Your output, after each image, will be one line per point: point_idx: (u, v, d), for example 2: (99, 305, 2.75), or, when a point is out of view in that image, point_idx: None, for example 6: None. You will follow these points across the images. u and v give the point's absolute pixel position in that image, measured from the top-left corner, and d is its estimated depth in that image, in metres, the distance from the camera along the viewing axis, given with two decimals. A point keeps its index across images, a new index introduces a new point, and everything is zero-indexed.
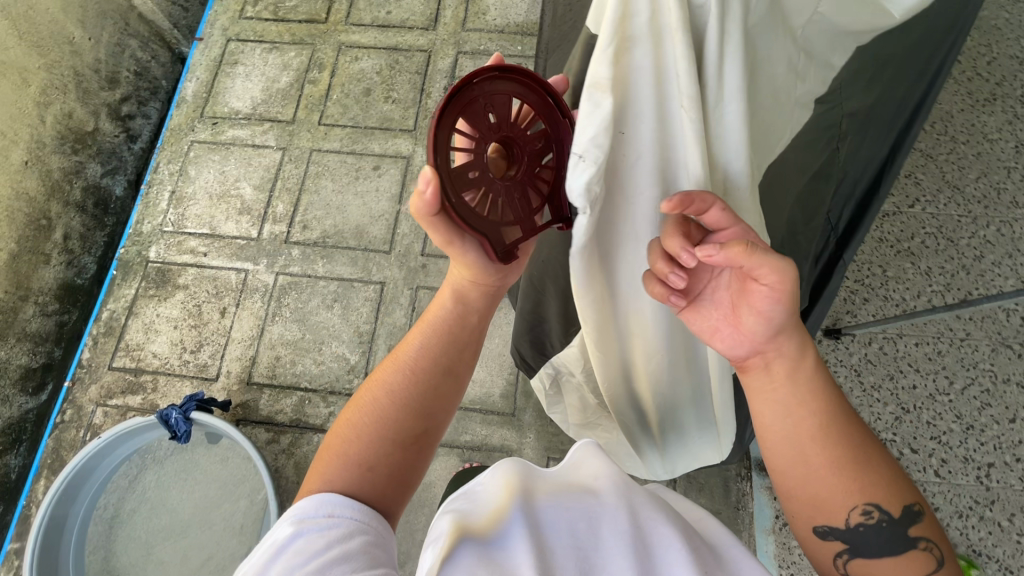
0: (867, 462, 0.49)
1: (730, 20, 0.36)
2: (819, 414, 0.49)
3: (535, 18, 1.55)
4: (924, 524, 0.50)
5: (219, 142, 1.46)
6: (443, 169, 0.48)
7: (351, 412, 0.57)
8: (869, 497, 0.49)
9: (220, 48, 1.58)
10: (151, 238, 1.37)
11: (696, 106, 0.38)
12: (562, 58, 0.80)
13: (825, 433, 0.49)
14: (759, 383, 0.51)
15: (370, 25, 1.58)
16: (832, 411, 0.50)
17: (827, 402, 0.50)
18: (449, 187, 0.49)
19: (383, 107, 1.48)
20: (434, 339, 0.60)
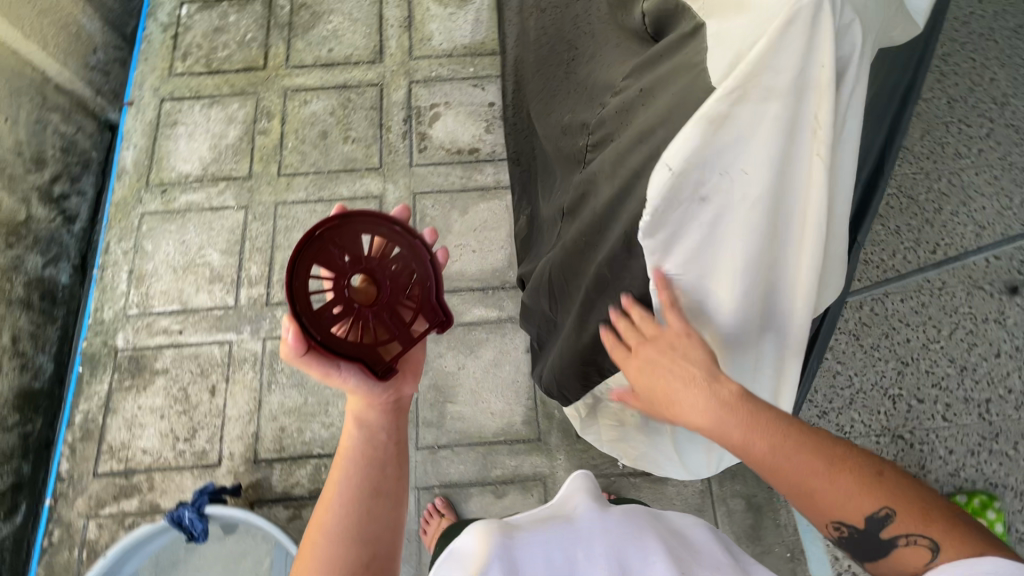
0: (811, 485, 0.49)
1: (856, 69, 0.45)
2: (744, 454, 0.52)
3: (481, 37, 1.55)
4: (898, 521, 0.47)
5: (173, 211, 1.37)
6: (304, 312, 0.68)
7: (304, 563, 0.64)
8: (831, 517, 0.49)
9: (155, 109, 1.48)
10: (116, 325, 1.26)
11: (824, 143, 0.44)
12: (549, 84, 0.80)
13: (765, 466, 0.51)
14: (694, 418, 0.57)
15: (313, 65, 1.52)
16: (755, 441, 0.51)
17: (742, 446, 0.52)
18: (313, 325, 0.68)
19: (344, 148, 1.43)
20: (362, 461, 0.69)
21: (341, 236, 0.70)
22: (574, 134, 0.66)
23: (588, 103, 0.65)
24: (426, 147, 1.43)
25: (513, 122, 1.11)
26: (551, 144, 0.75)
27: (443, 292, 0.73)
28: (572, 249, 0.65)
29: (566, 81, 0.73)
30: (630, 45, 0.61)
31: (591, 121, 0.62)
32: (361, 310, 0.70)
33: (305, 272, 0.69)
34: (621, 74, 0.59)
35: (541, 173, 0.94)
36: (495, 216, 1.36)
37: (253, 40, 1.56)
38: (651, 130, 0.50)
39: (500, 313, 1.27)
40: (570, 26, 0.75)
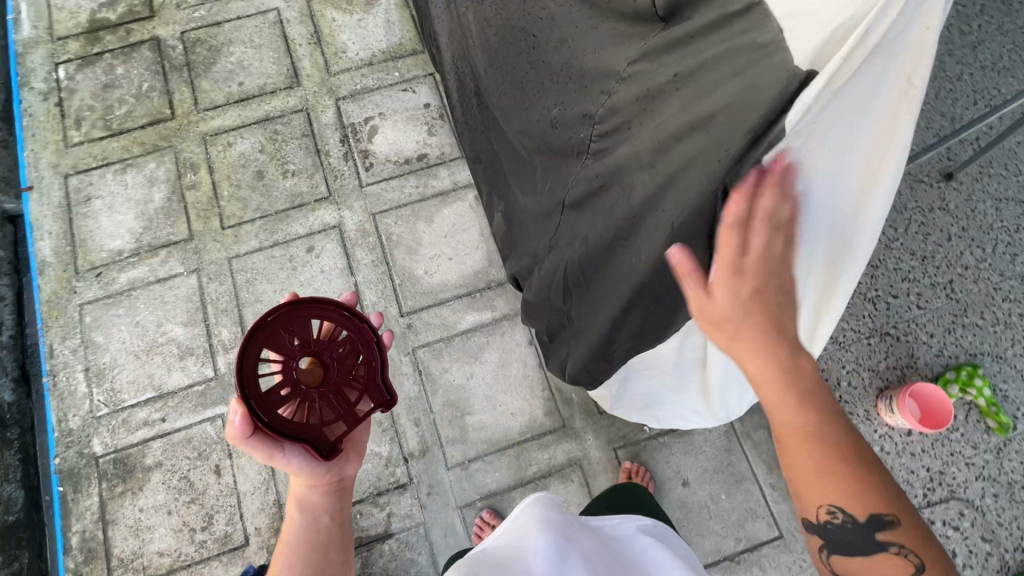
0: (842, 471, 0.50)
1: None
2: (794, 413, 0.51)
3: (397, 39, 1.50)
4: (897, 529, 0.50)
5: (115, 293, 1.25)
6: (254, 395, 0.68)
7: None
8: (831, 500, 0.50)
9: (61, 188, 1.33)
10: (88, 431, 1.15)
11: (915, 99, 0.48)
12: (513, 77, 0.77)
13: (803, 441, 0.50)
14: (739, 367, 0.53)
15: (227, 103, 1.42)
16: (804, 416, 0.51)
17: (802, 408, 0.51)
18: (262, 408, 0.68)
19: (286, 184, 1.35)
20: (306, 553, 0.67)
21: (290, 321, 0.72)
22: (571, 127, 0.65)
23: (584, 91, 0.63)
24: (372, 163, 1.37)
25: (466, 121, 1.08)
26: (535, 135, 0.74)
27: (388, 371, 0.75)
28: (596, 244, 0.65)
29: (540, 72, 0.71)
30: (621, 25, 0.59)
31: (598, 111, 0.61)
32: (309, 392, 0.71)
33: (254, 358, 0.70)
34: (628, 58, 0.58)
35: (512, 163, 0.94)
36: (462, 218, 1.33)
37: (152, 90, 1.43)
38: (707, 116, 0.50)
39: (493, 313, 1.26)
40: (523, 14, 0.72)
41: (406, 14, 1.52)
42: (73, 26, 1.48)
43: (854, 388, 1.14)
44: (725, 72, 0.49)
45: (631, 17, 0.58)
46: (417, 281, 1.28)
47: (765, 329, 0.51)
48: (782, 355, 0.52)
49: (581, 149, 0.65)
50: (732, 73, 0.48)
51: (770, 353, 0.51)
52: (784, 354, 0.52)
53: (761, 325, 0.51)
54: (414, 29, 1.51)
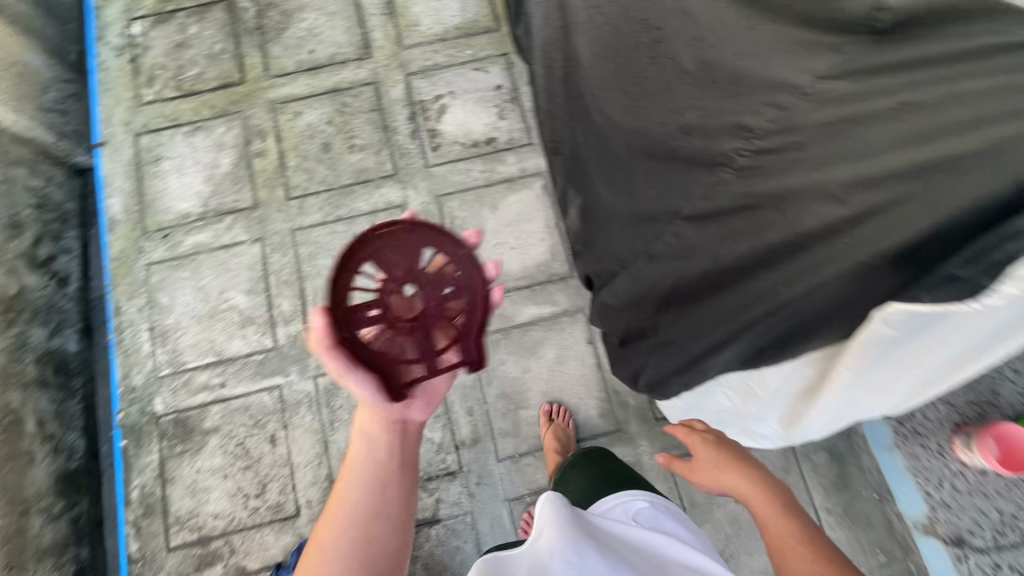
0: (808, 537, 0.67)
1: None
2: (764, 495, 0.75)
3: (472, 14, 1.45)
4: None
5: (181, 256, 1.26)
6: (346, 308, 0.67)
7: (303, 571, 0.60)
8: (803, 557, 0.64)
9: (132, 146, 1.34)
10: (150, 389, 1.18)
11: None
12: (626, 70, 0.73)
13: (768, 517, 0.72)
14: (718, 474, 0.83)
15: (297, 71, 1.40)
16: (776, 503, 0.73)
17: (772, 496, 0.75)
18: (350, 322, 0.67)
19: (352, 159, 1.33)
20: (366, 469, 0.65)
21: (405, 245, 0.68)
22: (712, 134, 0.57)
23: (732, 97, 0.55)
24: (440, 144, 1.35)
25: (549, 109, 1.05)
26: (648, 137, 0.68)
27: (484, 332, 0.71)
28: (731, 266, 0.59)
29: (671, 67, 0.64)
30: (798, 30, 0.50)
31: (758, 123, 0.53)
32: (398, 324, 0.69)
33: (356, 268, 0.68)
34: (814, 69, 0.49)
35: (598, 159, 0.92)
36: (528, 208, 1.30)
37: (223, 52, 1.41)
38: (958, 154, 0.41)
39: (552, 308, 1.23)
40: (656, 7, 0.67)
41: None
42: None
43: (927, 420, 1.10)
44: (988, 108, 0.41)
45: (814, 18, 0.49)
46: None
47: (734, 455, 0.84)
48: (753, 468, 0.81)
49: (719, 160, 0.57)
50: (1004, 111, 0.40)
51: (739, 464, 0.82)
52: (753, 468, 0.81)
53: (731, 453, 0.84)
54: (490, 5, 1.46)
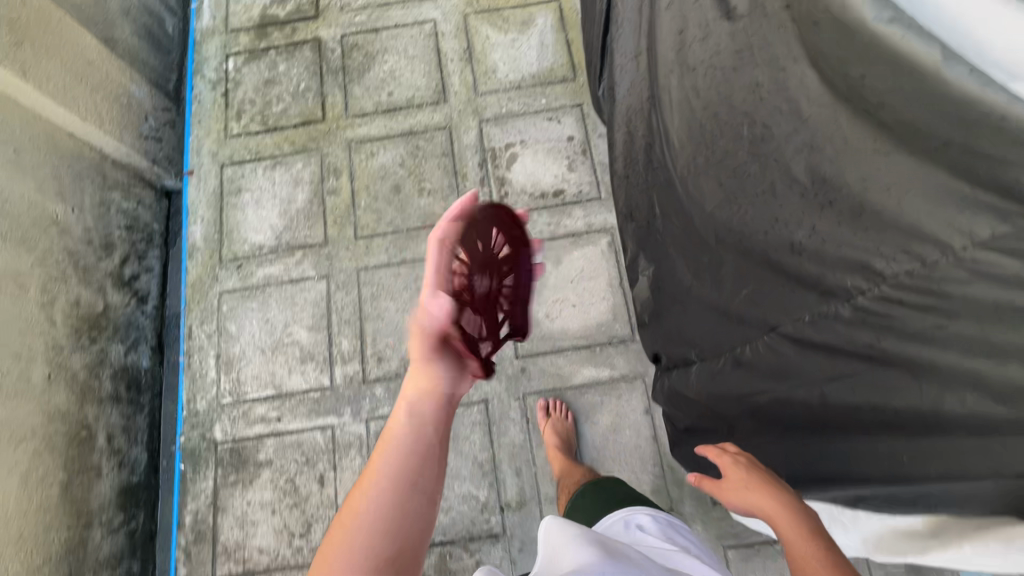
0: None
1: None
2: (798, 531, 0.63)
3: (549, 63, 1.45)
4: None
5: (251, 286, 1.30)
6: (446, 267, 0.79)
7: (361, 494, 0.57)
8: None
9: (216, 177, 1.41)
10: (211, 416, 1.21)
11: None
12: (724, 161, 0.69)
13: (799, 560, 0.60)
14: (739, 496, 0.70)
15: (374, 112, 1.44)
16: (807, 540, 0.61)
17: (805, 533, 0.62)
18: (447, 279, 0.78)
19: (420, 202, 1.35)
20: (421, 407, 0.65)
21: (475, 228, 0.85)
22: (831, 264, 0.54)
23: (862, 231, 0.51)
24: (507, 192, 1.34)
25: (625, 174, 1.03)
26: (746, 239, 0.64)
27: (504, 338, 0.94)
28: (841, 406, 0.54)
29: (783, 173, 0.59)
30: (958, 181, 0.45)
31: (895, 268, 0.49)
32: (473, 302, 0.82)
33: (461, 237, 0.83)
34: (975, 231, 0.44)
35: (677, 235, 0.89)
36: (592, 264, 1.27)
37: (308, 90, 1.47)
38: None
39: (611, 372, 1.19)
40: (768, 108, 0.63)
41: (562, 38, 1.47)
42: (246, 20, 1.56)
43: None
44: None
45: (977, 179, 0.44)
46: (537, 323, 1.24)
47: (766, 478, 0.70)
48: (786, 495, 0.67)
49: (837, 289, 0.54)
50: None
51: (770, 490, 0.68)
52: (787, 494, 0.68)
53: (765, 476, 0.70)
54: (568, 55, 1.45)
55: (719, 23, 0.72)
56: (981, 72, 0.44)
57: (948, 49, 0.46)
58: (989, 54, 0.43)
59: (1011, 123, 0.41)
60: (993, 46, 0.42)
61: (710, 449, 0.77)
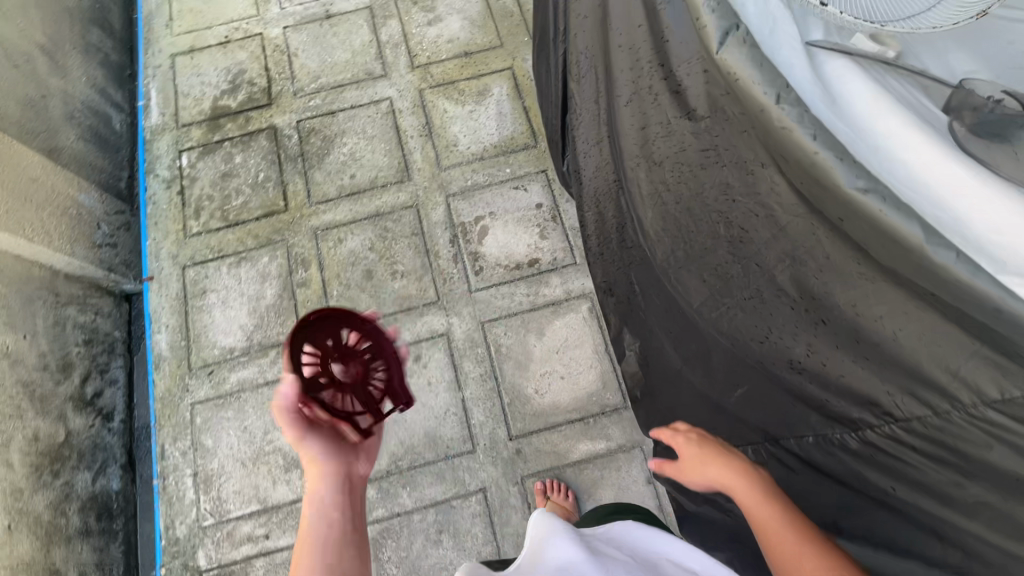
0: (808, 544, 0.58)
1: None
2: (758, 497, 0.65)
3: (509, 131, 1.46)
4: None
5: (225, 394, 1.24)
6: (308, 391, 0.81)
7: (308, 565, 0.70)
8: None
9: (179, 280, 1.36)
10: (193, 541, 1.14)
11: None
12: (705, 257, 0.71)
13: (762, 525, 0.62)
14: (700, 473, 0.72)
15: (338, 197, 1.41)
16: (766, 505, 0.64)
17: (762, 498, 0.65)
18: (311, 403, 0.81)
19: (394, 286, 1.32)
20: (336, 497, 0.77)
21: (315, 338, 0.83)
22: (828, 390, 0.58)
23: (861, 361, 0.54)
24: (481, 267, 1.33)
25: (600, 251, 1.03)
26: (740, 345, 0.68)
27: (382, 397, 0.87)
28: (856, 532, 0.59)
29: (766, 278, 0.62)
30: (959, 330, 0.45)
31: (898, 416, 0.52)
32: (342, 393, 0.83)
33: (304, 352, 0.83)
34: (984, 391, 0.45)
35: (661, 313, 0.89)
36: (575, 332, 1.26)
37: (267, 180, 1.44)
38: None
39: (607, 444, 1.17)
40: (744, 210, 0.63)
41: (519, 106, 1.49)
42: (197, 113, 1.53)
43: None
44: None
45: (980, 331, 0.43)
46: (527, 400, 1.21)
47: (719, 451, 0.72)
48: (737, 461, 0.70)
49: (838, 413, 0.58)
50: None
51: (725, 465, 0.70)
52: (737, 460, 0.71)
53: (718, 451, 0.72)
54: (527, 121, 1.47)
55: (680, 120, 0.70)
56: (969, 256, 0.41)
57: (929, 227, 0.43)
58: (973, 234, 0.39)
59: (1014, 319, 0.39)
60: (983, 234, 0.39)
61: (664, 432, 0.79)
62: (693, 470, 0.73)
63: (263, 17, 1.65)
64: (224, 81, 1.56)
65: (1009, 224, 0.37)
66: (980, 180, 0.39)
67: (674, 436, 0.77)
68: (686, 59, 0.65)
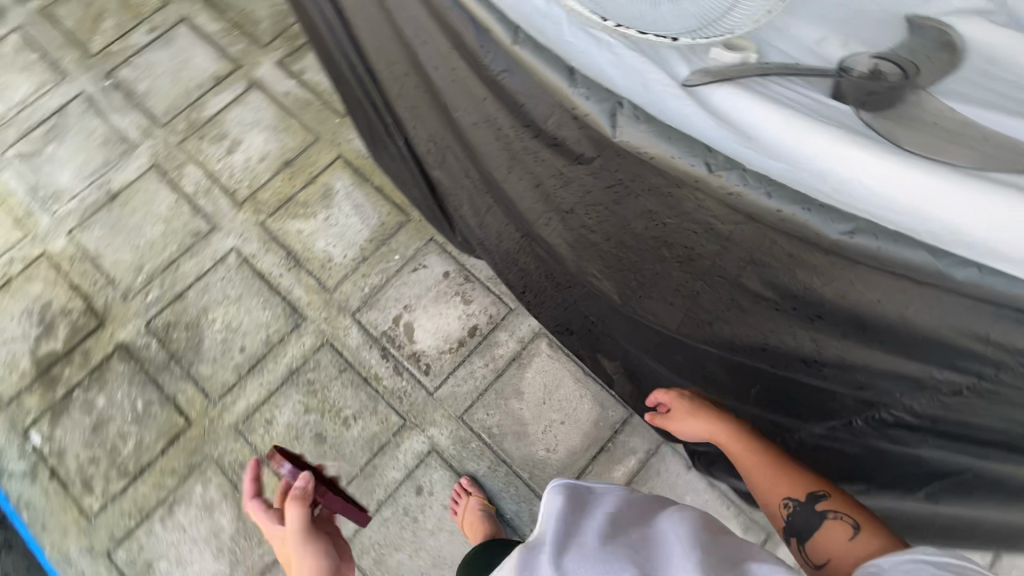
0: (783, 469, 0.64)
1: None
2: (743, 439, 0.69)
3: (375, 218, 1.36)
4: (832, 500, 0.58)
5: None
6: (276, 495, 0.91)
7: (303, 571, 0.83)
8: (781, 492, 0.61)
9: (114, 571, 1.12)
10: None
11: None
12: (666, 283, 0.68)
13: (745, 460, 0.68)
14: (685, 423, 0.74)
15: (240, 378, 1.24)
16: (749, 443, 0.69)
17: (746, 437, 0.69)
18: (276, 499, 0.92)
19: (354, 433, 1.19)
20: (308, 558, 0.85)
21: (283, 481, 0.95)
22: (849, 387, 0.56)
23: (874, 359, 0.51)
24: (428, 363, 1.24)
25: (541, 300, 0.99)
26: (739, 358, 0.67)
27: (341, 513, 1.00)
28: (954, 517, 0.60)
29: (734, 290, 0.59)
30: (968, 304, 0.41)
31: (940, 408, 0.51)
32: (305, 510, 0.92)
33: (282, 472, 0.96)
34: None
35: (631, 333, 0.85)
36: (550, 374, 1.22)
37: (149, 405, 1.22)
38: None
39: (637, 457, 1.16)
40: (675, 231, 0.59)
41: (370, 188, 1.39)
42: (20, 378, 1.25)
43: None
44: None
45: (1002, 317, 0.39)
46: (544, 464, 1.17)
47: (706, 405, 0.74)
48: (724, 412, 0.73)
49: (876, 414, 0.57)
50: None
51: (714, 413, 0.73)
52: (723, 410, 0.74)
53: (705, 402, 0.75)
54: (387, 200, 1.37)
55: (572, 167, 0.63)
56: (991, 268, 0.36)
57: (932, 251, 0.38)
58: (982, 246, 0.35)
59: None
60: (987, 241, 0.34)
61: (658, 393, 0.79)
62: (680, 420, 0.73)
63: (35, 233, 1.37)
64: (31, 325, 1.29)
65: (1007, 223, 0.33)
66: (950, 185, 0.34)
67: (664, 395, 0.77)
68: (548, 113, 0.56)
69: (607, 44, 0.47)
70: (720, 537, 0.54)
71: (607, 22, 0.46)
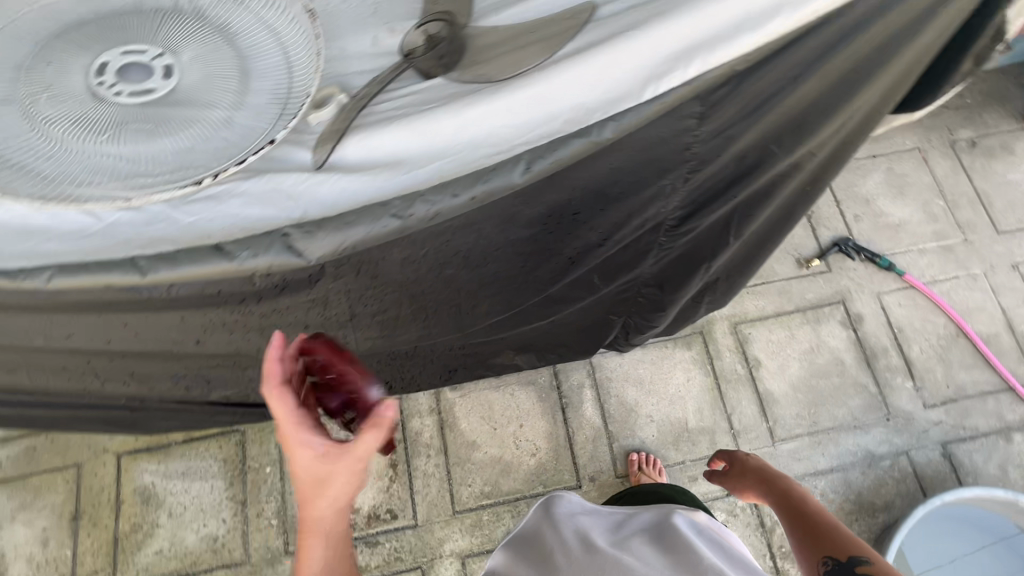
0: (827, 528, 0.67)
1: None
2: (794, 497, 0.78)
3: (213, 465, 1.18)
4: (868, 564, 0.59)
5: None
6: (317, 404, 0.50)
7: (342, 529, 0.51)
8: (821, 552, 0.65)
9: None
10: None
11: None
12: (462, 286, 0.69)
13: (799, 515, 0.73)
14: (747, 483, 0.90)
15: None
16: (800, 499, 0.76)
17: (800, 494, 0.77)
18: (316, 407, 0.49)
19: None
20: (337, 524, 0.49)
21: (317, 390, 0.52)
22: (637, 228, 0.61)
23: (626, 200, 0.55)
24: (388, 508, 1.16)
25: (409, 378, 0.96)
26: (564, 276, 0.70)
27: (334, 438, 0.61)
28: (759, 229, 0.71)
29: (513, 248, 0.62)
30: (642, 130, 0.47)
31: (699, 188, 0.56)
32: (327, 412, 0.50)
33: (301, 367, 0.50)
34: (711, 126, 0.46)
35: (487, 333, 0.86)
36: (476, 407, 1.23)
37: None
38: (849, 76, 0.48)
39: (586, 386, 1.25)
40: (431, 254, 0.59)
41: (179, 449, 1.19)
42: None
43: None
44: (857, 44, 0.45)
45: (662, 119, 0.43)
46: (542, 465, 1.19)
47: (765, 472, 0.88)
48: (777, 474, 0.86)
49: (666, 226, 0.62)
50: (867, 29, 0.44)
51: (768, 471, 0.87)
52: (774, 472, 0.87)
53: (763, 466, 0.89)
54: (206, 441, 1.19)
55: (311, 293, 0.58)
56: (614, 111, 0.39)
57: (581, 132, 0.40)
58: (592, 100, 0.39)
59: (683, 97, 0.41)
60: (589, 96, 0.39)
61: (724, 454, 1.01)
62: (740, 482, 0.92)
63: None
64: None
65: (586, 77, 0.38)
66: (535, 86, 0.39)
67: (731, 454, 0.98)
68: (243, 283, 0.50)
69: (224, 197, 0.43)
70: (688, 555, 0.62)
71: (202, 181, 0.42)
